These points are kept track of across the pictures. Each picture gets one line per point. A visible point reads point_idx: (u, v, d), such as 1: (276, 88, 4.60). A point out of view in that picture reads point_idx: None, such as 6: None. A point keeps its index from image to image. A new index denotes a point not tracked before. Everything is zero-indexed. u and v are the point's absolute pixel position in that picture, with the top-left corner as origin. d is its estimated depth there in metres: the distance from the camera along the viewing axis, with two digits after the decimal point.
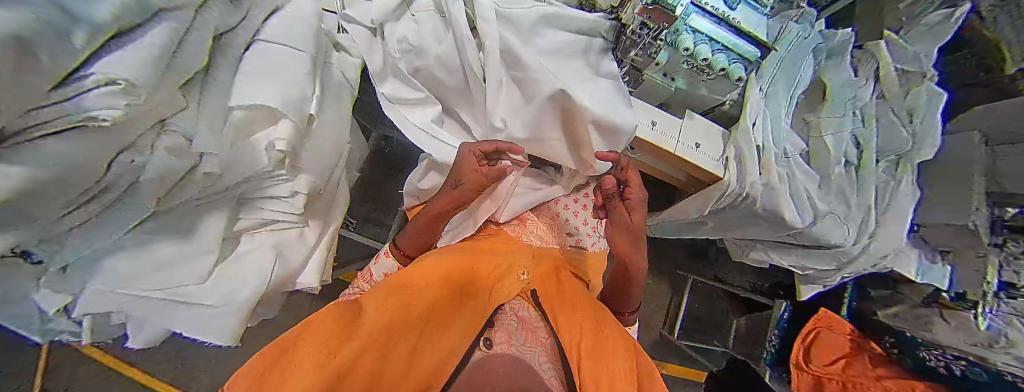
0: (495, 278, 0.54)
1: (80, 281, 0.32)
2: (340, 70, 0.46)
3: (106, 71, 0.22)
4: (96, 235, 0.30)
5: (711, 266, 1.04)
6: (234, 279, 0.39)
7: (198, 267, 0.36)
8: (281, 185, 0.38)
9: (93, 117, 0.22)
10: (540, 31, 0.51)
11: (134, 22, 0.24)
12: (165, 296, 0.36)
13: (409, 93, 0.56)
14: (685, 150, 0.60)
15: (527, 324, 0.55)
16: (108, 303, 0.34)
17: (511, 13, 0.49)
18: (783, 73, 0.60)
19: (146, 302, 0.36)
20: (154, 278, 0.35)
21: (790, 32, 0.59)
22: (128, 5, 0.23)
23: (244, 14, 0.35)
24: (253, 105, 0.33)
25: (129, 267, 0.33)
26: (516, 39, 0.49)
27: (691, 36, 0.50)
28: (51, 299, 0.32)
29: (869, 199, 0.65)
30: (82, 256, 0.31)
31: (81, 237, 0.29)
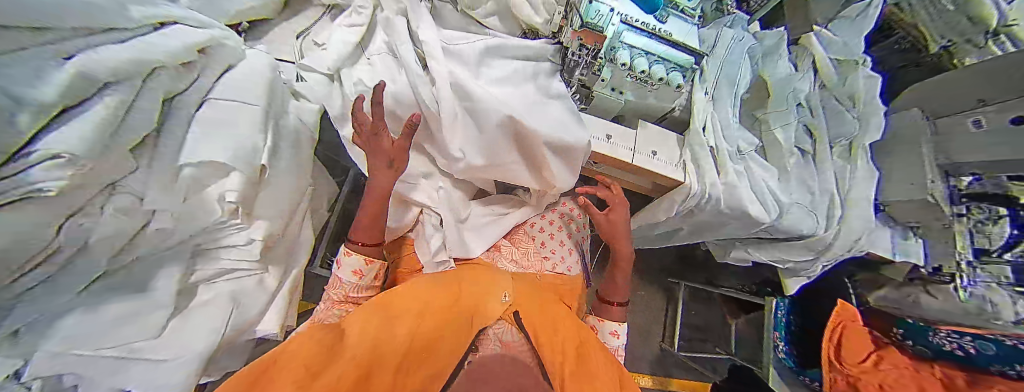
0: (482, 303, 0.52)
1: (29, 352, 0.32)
2: (298, 116, 0.49)
3: (52, 147, 0.23)
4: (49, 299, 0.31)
5: (700, 269, 1.04)
6: (188, 331, 0.40)
7: (152, 321, 0.37)
8: (237, 233, 0.40)
9: (37, 189, 0.23)
10: (487, 62, 0.55)
11: (83, 95, 0.26)
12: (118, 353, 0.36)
13: None
14: (643, 159, 0.60)
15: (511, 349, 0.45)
16: (54, 371, 0.33)
17: (458, 48, 0.53)
18: (725, 74, 0.63)
19: (97, 365, 0.35)
20: (110, 337, 0.35)
21: (724, 37, 0.62)
22: (78, 82, 0.26)
23: (196, 76, 0.38)
24: (202, 162, 0.35)
25: (82, 327, 0.33)
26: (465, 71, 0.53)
27: (627, 51, 0.53)
28: None
29: (830, 185, 0.67)
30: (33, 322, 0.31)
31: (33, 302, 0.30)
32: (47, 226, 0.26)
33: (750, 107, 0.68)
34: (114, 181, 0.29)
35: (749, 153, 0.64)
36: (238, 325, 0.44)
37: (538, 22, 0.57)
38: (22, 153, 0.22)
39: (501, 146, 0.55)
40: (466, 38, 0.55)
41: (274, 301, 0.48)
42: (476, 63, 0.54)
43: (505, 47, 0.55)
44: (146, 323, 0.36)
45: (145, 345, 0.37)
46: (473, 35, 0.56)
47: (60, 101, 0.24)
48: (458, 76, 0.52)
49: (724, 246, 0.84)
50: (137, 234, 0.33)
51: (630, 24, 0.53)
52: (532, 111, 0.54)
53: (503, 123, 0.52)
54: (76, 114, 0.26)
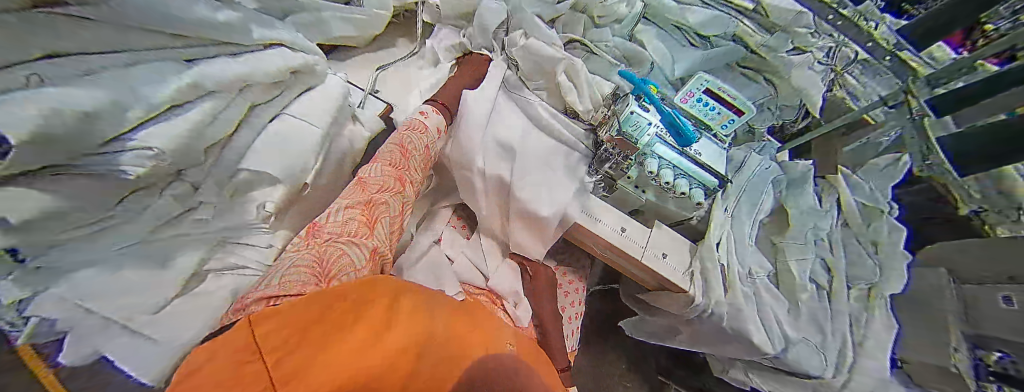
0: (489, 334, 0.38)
1: None
2: (349, 140, 0.54)
3: (146, 139, 0.28)
4: None
5: (697, 375, 0.97)
6: (190, 315, 0.38)
7: (157, 297, 0.36)
8: (261, 235, 0.43)
9: (121, 171, 0.28)
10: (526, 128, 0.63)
11: (185, 99, 0.32)
12: (122, 317, 0.33)
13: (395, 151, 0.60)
14: (652, 259, 0.60)
15: None
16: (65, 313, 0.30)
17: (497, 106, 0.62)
18: (747, 196, 0.64)
19: (92, 324, 0.32)
20: (121, 301, 0.33)
21: (751, 162, 0.65)
22: (182, 89, 0.32)
23: (279, 93, 0.44)
24: (260, 171, 0.40)
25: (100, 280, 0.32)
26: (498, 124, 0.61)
27: (656, 160, 0.57)
28: None
29: (842, 327, 0.64)
30: None
31: None
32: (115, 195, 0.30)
33: (768, 228, 0.69)
34: (182, 170, 0.34)
35: (761, 275, 0.63)
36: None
37: (581, 108, 0.63)
38: (122, 139, 0.27)
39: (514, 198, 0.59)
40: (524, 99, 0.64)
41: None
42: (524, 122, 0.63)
43: (549, 122, 0.63)
44: (156, 295, 0.35)
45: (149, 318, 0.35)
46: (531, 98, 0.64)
47: (171, 100, 0.31)
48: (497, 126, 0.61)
49: (722, 362, 0.80)
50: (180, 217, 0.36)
51: (664, 138, 0.57)
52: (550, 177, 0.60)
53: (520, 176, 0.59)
54: (178, 113, 0.32)
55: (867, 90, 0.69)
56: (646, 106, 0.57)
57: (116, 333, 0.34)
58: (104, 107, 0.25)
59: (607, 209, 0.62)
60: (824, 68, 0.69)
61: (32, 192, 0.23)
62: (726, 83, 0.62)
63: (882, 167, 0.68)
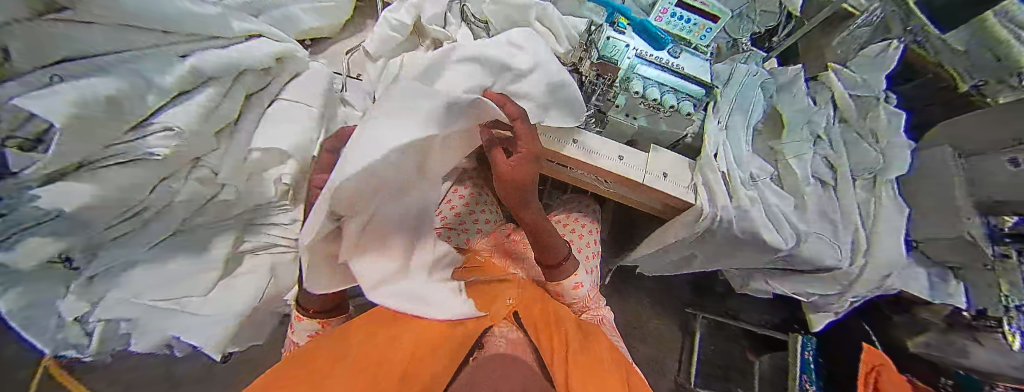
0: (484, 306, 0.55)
1: (101, 291, 0.38)
2: (344, 121, 0.56)
3: (167, 120, 0.32)
4: (127, 247, 0.37)
5: (721, 301, 1.00)
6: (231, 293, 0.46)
7: (202, 282, 0.43)
8: (283, 214, 0.46)
9: (149, 153, 0.32)
10: None
11: (188, 87, 0.35)
12: (168, 304, 0.42)
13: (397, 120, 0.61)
14: (653, 179, 0.62)
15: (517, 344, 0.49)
16: (122, 310, 0.40)
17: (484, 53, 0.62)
18: (738, 105, 0.66)
19: (151, 312, 0.42)
20: (166, 290, 0.41)
21: (738, 72, 0.65)
22: (185, 77, 0.34)
23: (269, 81, 0.46)
24: (269, 149, 0.42)
25: (144, 276, 0.40)
26: None
27: (641, 81, 0.57)
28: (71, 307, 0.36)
29: (851, 217, 0.66)
30: (106, 267, 0.37)
31: (117, 248, 0.36)
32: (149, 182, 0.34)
33: (763, 135, 0.69)
34: (197, 157, 0.37)
35: (763, 180, 0.64)
36: (277, 286, 0.50)
37: (560, 51, 0.64)
38: (146, 123, 0.31)
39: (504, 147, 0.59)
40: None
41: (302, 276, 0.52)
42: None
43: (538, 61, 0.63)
44: (197, 282, 0.43)
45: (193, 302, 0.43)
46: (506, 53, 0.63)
47: (176, 88, 0.34)
48: None
49: (742, 277, 0.82)
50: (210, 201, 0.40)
51: (642, 58, 0.57)
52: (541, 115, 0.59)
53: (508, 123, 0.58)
54: (183, 100, 0.34)
55: None
56: (621, 33, 0.57)
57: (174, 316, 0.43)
58: (118, 92, 0.28)
59: (605, 142, 0.64)
60: None
61: (78, 183, 0.29)
62: None
63: (874, 57, 0.65)
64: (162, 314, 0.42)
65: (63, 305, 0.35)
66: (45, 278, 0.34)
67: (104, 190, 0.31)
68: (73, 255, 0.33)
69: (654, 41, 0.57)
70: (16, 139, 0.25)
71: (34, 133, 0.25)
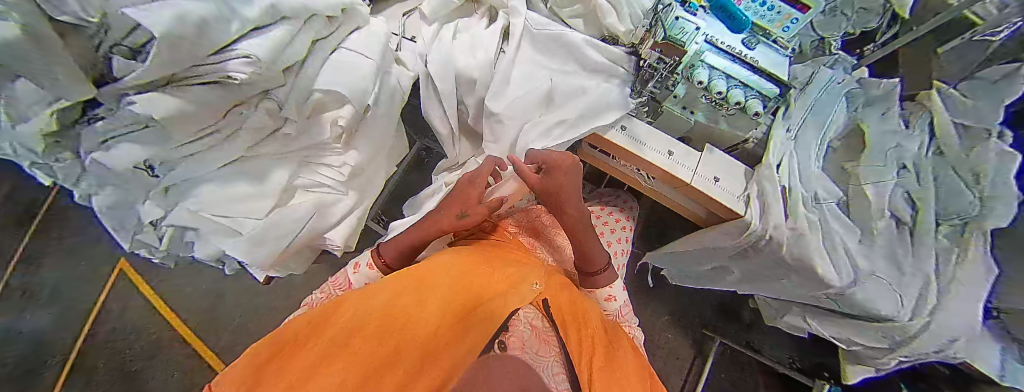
0: (510, 284, 0.54)
1: (177, 199, 0.43)
2: (396, 79, 0.55)
3: (247, 49, 0.34)
4: (200, 164, 0.40)
5: (745, 329, 0.94)
6: (281, 225, 0.47)
7: (258, 206, 0.45)
8: (335, 156, 0.49)
9: (229, 76, 0.34)
10: (565, 50, 0.60)
11: (266, 21, 0.36)
12: (228, 221, 0.45)
13: (444, 79, 0.60)
14: (704, 183, 0.59)
15: (538, 331, 0.57)
16: (190, 218, 0.44)
17: (540, 32, 0.60)
18: (814, 116, 0.59)
19: (213, 226, 0.45)
20: (228, 207, 0.44)
21: (820, 77, 0.59)
22: (266, 11, 0.35)
23: (336, 29, 0.46)
24: (329, 90, 0.44)
25: (213, 192, 0.43)
26: (541, 53, 0.61)
27: (707, 70, 0.53)
28: (151, 210, 0.43)
29: (925, 266, 0.58)
30: (182, 180, 0.42)
31: (193, 163, 0.40)
32: (224, 102, 0.36)
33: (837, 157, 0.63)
34: (267, 88, 0.39)
35: (827, 207, 0.58)
36: (316, 231, 0.50)
37: (621, 30, 0.60)
38: (228, 49, 0.33)
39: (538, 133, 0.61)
40: (552, 32, 0.59)
41: (342, 222, 0.52)
42: (553, 50, 0.61)
43: (596, 43, 0.60)
44: (258, 204, 0.45)
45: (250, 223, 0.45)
46: (561, 27, 0.60)
47: (256, 21, 0.35)
48: (544, 50, 0.61)
49: (776, 307, 0.77)
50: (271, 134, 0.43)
51: (713, 46, 0.54)
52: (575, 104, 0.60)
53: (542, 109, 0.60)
54: (262, 33, 0.36)
55: None
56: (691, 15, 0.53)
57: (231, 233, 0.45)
58: (207, 16, 0.30)
59: (655, 133, 0.61)
60: None
61: (167, 97, 0.33)
62: None
63: (996, 80, 0.53)
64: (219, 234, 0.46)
65: (144, 207, 0.42)
66: (134, 178, 0.39)
67: (188, 105, 0.34)
68: (155, 165, 0.38)
69: (737, 26, 0.54)
70: (122, 49, 0.30)
71: (137, 44, 0.29)
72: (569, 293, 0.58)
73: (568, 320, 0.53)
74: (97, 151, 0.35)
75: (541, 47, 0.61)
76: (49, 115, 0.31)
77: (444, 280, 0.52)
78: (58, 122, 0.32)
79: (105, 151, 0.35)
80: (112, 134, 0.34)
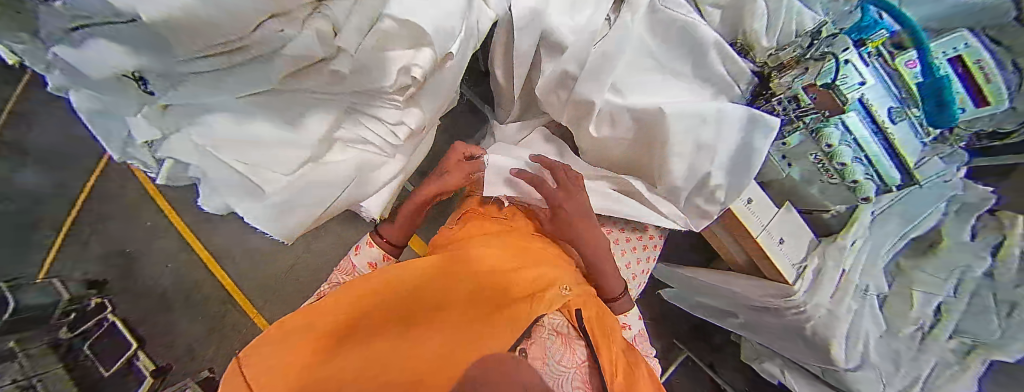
0: (541, 285, 0.47)
1: (177, 124, 0.30)
2: (478, 18, 0.43)
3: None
4: (216, 90, 0.28)
5: (711, 351, 0.99)
6: (318, 181, 0.38)
7: (290, 158, 0.35)
8: (391, 110, 0.38)
9: None
10: (685, 49, 0.49)
11: None
12: (243, 170, 0.33)
13: (528, 37, 0.49)
14: (769, 242, 0.54)
15: (564, 338, 0.48)
16: (191, 154, 0.32)
17: (666, 14, 0.47)
18: (907, 207, 0.54)
19: (221, 172, 0.33)
20: (252, 153, 0.33)
21: (929, 167, 0.52)
22: None
23: None
24: (409, 22, 0.31)
25: (228, 129, 0.31)
26: (655, 43, 0.49)
27: (840, 132, 0.45)
28: (142, 128, 0.29)
29: (920, 370, 0.60)
30: (188, 102, 0.29)
31: (199, 87, 0.27)
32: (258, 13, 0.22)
33: None
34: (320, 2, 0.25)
35: (869, 299, 0.57)
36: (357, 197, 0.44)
37: (761, 43, 0.48)
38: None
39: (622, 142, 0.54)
40: (683, 16, 0.47)
41: (387, 186, 0.47)
42: (674, 40, 0.48)
43: (727, 48, 0.47)
44: (286, 156, 0.35)
45: (272, 177, 0.35)
46: (691, 13, 0.47)
47: None
48: (663, 39, 0.49)
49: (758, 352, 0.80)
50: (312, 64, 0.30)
51: (864, 105, 0.44)
52: (687, 138, 0.48)
53: (638, 117, 0.50)
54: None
55: None
56: (864, 61, 0.44)
57: (246, 186, 0.35)
58: None
59: None
60: None
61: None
62: (989, 58, 0.44)
63: None
64: (232, 186, 0.34)
65: (132, 121, 0.29)
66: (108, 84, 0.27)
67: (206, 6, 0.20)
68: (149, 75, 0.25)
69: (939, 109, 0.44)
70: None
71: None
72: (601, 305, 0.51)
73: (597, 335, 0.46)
74: (62, 41, 0.22)
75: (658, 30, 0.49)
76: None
77: (477, 266, 0.46)
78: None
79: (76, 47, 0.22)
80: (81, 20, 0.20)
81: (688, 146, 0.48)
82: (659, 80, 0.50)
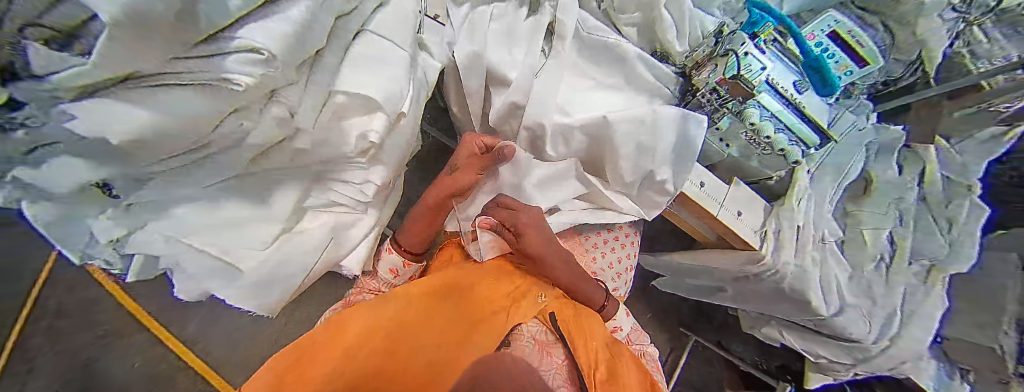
0: (518, 297, 0.57)
1: (144, 219, 0.31)
2: (424, 70, 0.48)
3: (251, 37, 0.24)
4: (182, 183, 0.31)
5: (716, 330, 1.02)
6: (293, 251, 0.40)
7: (261, 233, 0.37)
8: (357, 172, 0.40)
9: (231, 80, 0.24)
10: (612, 64, 0.56)
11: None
12: (217, 253, 0.35)
13: (476, 78, 0.55)
14: (727, 217, 0.59)
15: (539, 341, 0.58)
16: (164, 248, 0.33)
17: (592, 38, 0.54)
18: (836, 160, 0.61)
19: (197, 259, 0.35)
20: (222, 235, 0.36)
21: (846, 120, 0.59)
22: None
23: (360, 6, 0.36)
24: (358, 94, 0.35)
25: (197, 217, 0.34)
26: (588, 63, 0.56)
27: (758, 110, 0.52)
28: (106, 230, 0.30)
29: (895, 300, 0.65)
30: (154, 199, 0.31)
31: (170, 182, 0.30)
32: (217, 112, 0.25)
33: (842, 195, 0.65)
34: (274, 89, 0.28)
35: (830, 246, 0.62)
36: (333, 258, 0.44)
37: (677, 49, 0.55)
38: (223, 37, 0.23)
39: (574, 156, 0.59)
40: (605, 39, 0.54)
41: (360, 246, 0.47)
42: (604, 59, 0.56)
43: (648, 58, 0.55)
44: (259, 232, 0.37)
45: (247, 254, 0.37)
46: (614, 36, 0.55)
47: None
48: (592, 59, 0.56)
49: (755, 319, 0.84)
50: (276, 144, 0.33)
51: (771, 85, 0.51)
52: (631, 141, 0.54)
53: (587, 131, 0.55)
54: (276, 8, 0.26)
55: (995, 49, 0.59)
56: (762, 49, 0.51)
57: (222, 267, 0.37)
58: None
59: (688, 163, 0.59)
60: (955, 17, 0.56)
61: (126, 105, 0.22)
62: (859, 29, 0.52)
63: (984, 140, 0.60)
64: (213, 272, 0.37)
65: (93, 226, 0.29)
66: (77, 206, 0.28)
67: (166, 119, 0.23)
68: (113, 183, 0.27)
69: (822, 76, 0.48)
70: (44, 29, 0.17)
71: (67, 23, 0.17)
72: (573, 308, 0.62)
73: (571, 333, 0.57)
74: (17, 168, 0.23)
75: (587, 58, 0.56)
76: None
77: (460, 287, 0.55)
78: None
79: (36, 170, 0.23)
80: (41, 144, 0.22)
81: (630, 148, 0.54)
82: (598, 97, 0.56)
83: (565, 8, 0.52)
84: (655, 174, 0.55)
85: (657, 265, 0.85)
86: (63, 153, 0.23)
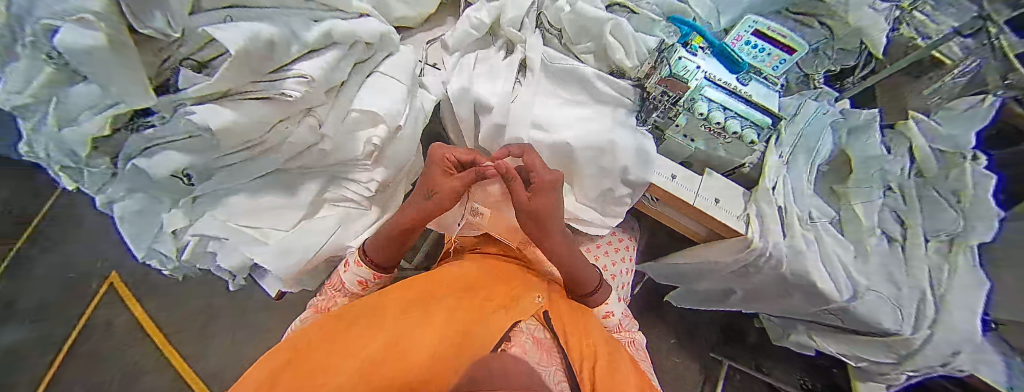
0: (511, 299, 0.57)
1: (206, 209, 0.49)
2: (422, 101, 0.62)
3: (301, 69, 0.39)
4: (234, 177, 0.47)
5: (753, 353, 0.94)
6: (309, 235, 0.53)
7: (287, 217, 0.52)
8: (364, 173, 0.54)
9: (285, 93, 0.39)
10: (574, 83, 0.66)
11: (319, 45, 0.42)
12: (256, 232, 0.51)
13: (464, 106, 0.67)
14: (705, 204, 0.62)
15: (539, 342, 0.55)
16: (213, 226, 0.49)
17: (555, 66, 0.66)
18: (804, 143, 0.64)
19: (240, 237, 0.51)
20: (256, 218, 0.50)
21: (807, 108, 0.65)
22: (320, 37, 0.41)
23: (371, 56, 0.52)
24: (366, 111, 0.48)
25: (243, 204, 0.50)
26: (553, 85, 0.67)
27: (706, 103, 0.58)
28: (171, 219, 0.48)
29: (918, 280, 0.61)
30: (216, 189, 0.47)
31: (225, 174, 0.46)
32: (272, 119, 0.40)
33: (828, 179, 0.67)
34: (311, 107, 0.44)
35: (823, 225, 0.62)
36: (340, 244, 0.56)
37: (628, 65, 0.64)
38: (285, 69, 0.39)
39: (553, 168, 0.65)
40: (566, 65, 0.65)
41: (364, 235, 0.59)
42: (566, 80, 0.66)
43: (607, 76, 0.65)
44: (288, 217, 0.52)
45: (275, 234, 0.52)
46: (574, 62, 0.66)
47: (312, 43, 0.40)
48: (556, 80, 0.67)
49: (781, 326, 0.78)
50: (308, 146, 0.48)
51: (712, 80, 0.59)
52: (593, 164, 0.64)
53: (556, 149, 0.64)
54: (317, 55, 0.42)
55: (938, 26, 0.64)
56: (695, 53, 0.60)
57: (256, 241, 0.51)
58: (272, 36, 0.35)
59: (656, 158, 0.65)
60: (886, 6, 0.63)
61: (223, 110, 0.36)
62: (776, 26, 0.59)
63: (966, 110, 0.60)
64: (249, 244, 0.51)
65: (169, 215, 0.47)
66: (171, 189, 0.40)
67: (242, 117, 0.37)
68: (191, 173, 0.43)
69: (733, 64, 0.60)
70: (189, 62, 0.34)
71: (204, 58, 0.34)
72: (570, 309, 0.61)
73: (569, 330, 0.55)
74: (138, 157, 0.39)
75: (552, 84, 0.67)
76: (103, 119, 0.34)
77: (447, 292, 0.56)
78: (110, 126, 0.36)
79: (147, 159, 0.39)
80: (154, 142, 0.38)
81: (592, 151, 0.63)
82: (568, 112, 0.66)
83: (533, 47, 0.66)
84: (614, 191, 0.66)
85: (664, 274, 0.85)
86: (166, 149, 0.39)
